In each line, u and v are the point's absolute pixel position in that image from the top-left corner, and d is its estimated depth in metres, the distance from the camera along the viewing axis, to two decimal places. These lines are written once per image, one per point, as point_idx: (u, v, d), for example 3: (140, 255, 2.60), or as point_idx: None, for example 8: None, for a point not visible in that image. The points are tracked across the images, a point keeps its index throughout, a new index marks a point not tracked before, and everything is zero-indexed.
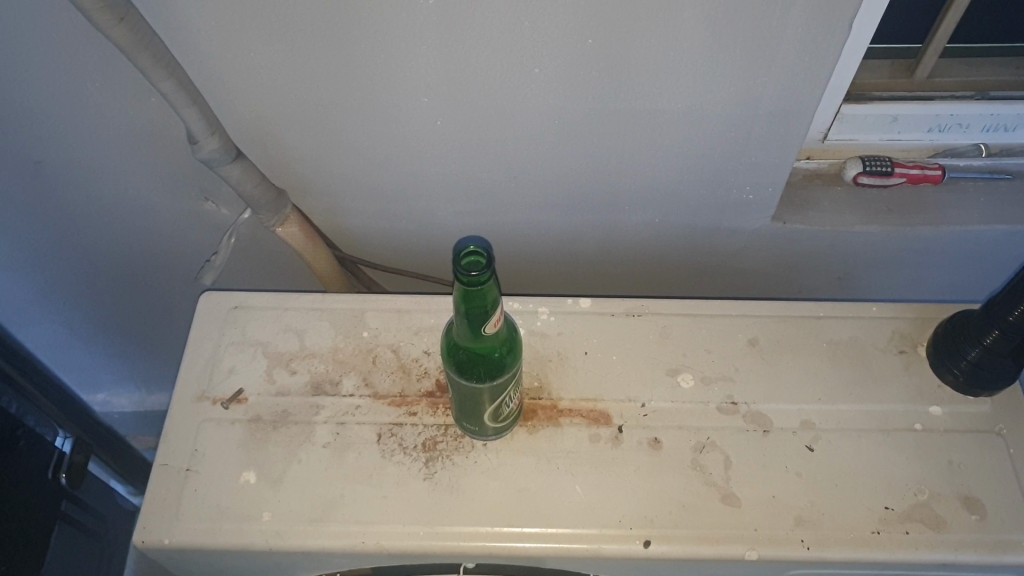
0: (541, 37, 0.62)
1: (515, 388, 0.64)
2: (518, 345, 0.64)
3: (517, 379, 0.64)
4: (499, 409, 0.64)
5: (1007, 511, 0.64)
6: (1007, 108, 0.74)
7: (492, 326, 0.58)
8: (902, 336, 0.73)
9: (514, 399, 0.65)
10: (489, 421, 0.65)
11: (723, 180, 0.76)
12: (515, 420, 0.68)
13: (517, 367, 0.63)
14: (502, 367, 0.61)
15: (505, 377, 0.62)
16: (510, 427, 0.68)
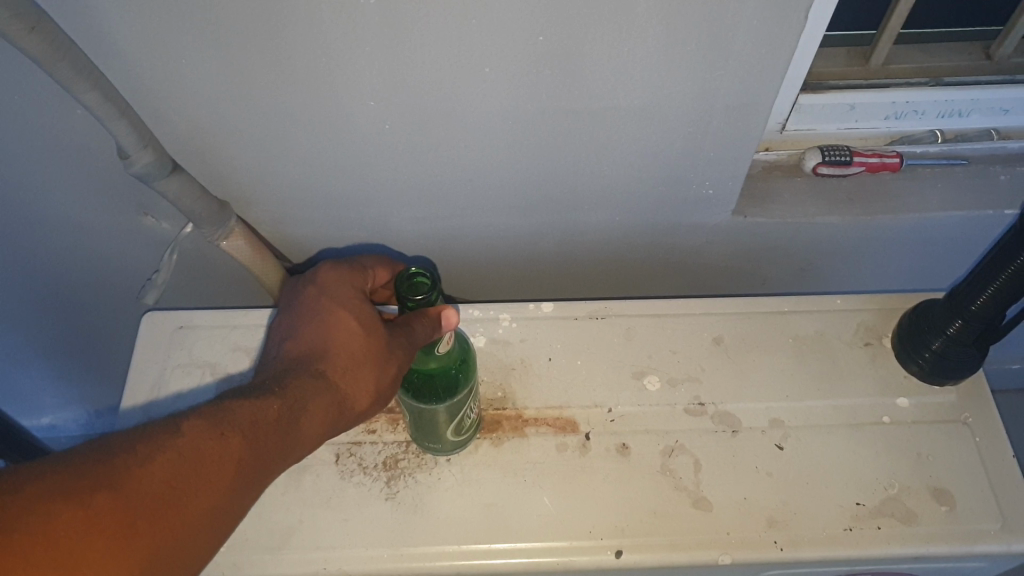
0: (491, 37, 0.59)
1: (473, 405, 0.62)
2: (473, 359, 0.62)
3: (474, 396, 0.62)
4: (457, 427, 0.62)
5: (976, 499, 0.63)
6: (962, 94, 0.73)
7: (442, 346, 0.56)
8: (868, 328, 0.73)
9: (472, 414, 0.63)
10: (448, 439, 0.63)
11: (684, 175, 0.74)
12: (474, 433, 0.66)
13: (473, 382, 0.61)
14: (458, 387, 0.59)
15: (462, 396, 0.59)
16: (468, 440, 0.66)
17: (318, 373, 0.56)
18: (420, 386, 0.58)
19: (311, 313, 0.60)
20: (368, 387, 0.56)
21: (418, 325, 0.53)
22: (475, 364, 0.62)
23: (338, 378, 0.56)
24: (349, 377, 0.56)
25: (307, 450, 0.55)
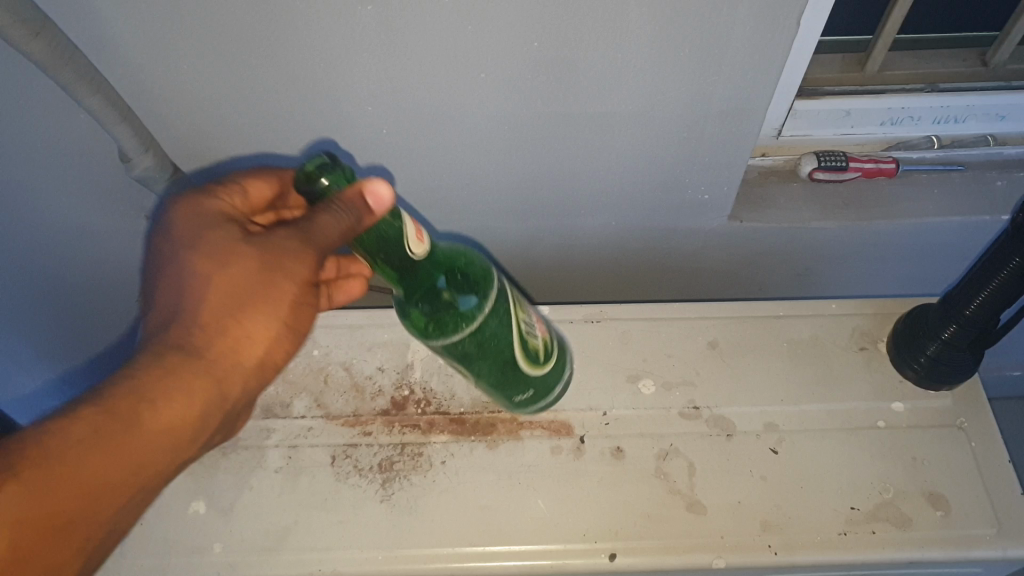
0: (486, 43, 0.60)
1: (519, 331, 0.57)
2: (495, 280, 0.56)
3: (513, 321, 0.56)
4: (514, 359, 0.57)
5: (972, 505, 0.63)
6: (956, 100, 0.73)
7: (419, 241, 0.51)
8: (863, 333, 0.73)
9: (529, 344, 0.58)
10: (520, 381, 0.60)
11: (679, 181, 0.75)
12: (553, 365, 0.63)
13: (498, 303, 0.55)
14: (471, 314, 0.54)
15: (478, 322, 0.54)
16: (553, 382, 0.65)
17: (184, 338, 0.50)
18: (430, 317, 0.54)
19: (170, 266, 0.53)
20: (270, 314, 0.53)
21: (335, 208, 0.48)
22: (499, 286, 0.56)
23: (212, 335, 0.51)
24: (238, 312, 0.51)
25: (169, 442, 0.49)
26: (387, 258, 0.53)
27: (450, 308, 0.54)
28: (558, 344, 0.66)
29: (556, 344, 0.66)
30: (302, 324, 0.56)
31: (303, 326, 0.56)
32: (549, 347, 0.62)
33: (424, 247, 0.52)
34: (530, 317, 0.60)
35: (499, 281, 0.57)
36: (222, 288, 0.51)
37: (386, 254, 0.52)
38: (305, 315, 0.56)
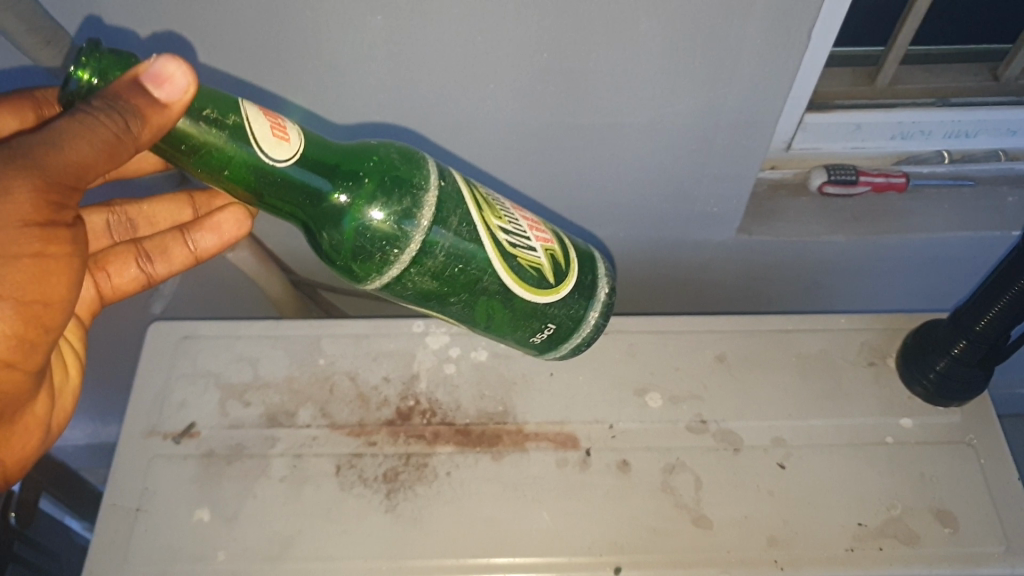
0: (496, 52, 0.60)
1: (491, 253, 0.51)
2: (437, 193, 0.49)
3: (472, 241, 0.50)
4: (490, 285, 0.52)
5: (980, 522, 0.63)
6: (968, 114, 0.73)
7: (277, 134, 0.47)
8: (872, 348, 0.72)
9: (513, 264, 0.52)
10: (508, 312, 0.54)
11: (688, 193, 0.75)
12: (571, 288, 0.56)
13: (441, 224, 0.49)
14: (400, 239, 0.48)
15: (408, 252, 0.49)
16: (582, 308, 0.57)
17: None
18: (352, 253, 0.49)
19: None
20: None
21: (99, 107, 0.44)
22: (442, 201, 0.50)
23: None
24: None
25: None
26: (256, 186, 0.47)
27: (374, 239, 0.48)
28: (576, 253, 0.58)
29: (578, 256, 0.58)
30: (54, 296, 0.50)
31: (54, 303, 0.51)
32: (554, 262, 0.55)
33: (291, 145, 0.47)
34: (519, 231, 0.54)
35: (443, 193, 0.50)
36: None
37: (248, 182, 0.47)
38: (56, 283, 0.50)
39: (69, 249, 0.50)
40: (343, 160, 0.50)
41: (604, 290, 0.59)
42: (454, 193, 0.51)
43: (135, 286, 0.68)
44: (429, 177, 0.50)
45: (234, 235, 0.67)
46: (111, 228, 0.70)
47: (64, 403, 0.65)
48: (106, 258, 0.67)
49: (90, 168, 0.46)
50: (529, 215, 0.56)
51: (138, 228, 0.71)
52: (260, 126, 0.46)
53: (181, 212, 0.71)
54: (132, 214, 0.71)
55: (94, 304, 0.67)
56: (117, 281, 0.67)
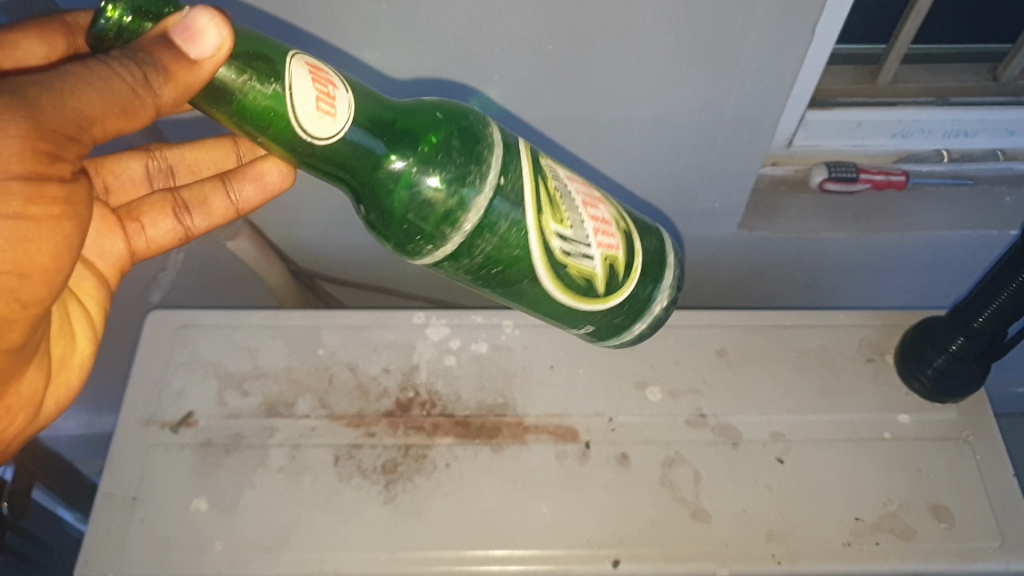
0: (500, 42, 0.59)
1: (538, 260, 0.49)
2: (495, 193, 0.46)
3: (522, 247, 0.48)
4: (529, 288, 0.50)
5: (976, 517, 0.63)
6: (968, 114, 0.73)
7: (327, 103, 0.43)
8: (871, 344, 0.72)
9: (560, 274, 0.50)
10: (551, 311, 0.53)
11: (689, 188, 0.75)
12: (621, 299, 0.54)
13: (493, 227, 0.47)
14: (436, 238, 0.46)
15: (454, 240, 0.46)
16: (637, 305, 0.56)
17: None
18: (400, 229, 0.46)
19: None
20: None
21: (118, 59, 0.41)
22: (500, 202, 0.46)
23: None
24: None
25: None
26: (302, 150, 0.44)
27: (420, 219, 0.46)
28: (642, 259, 0.55)
29: (643, 263, 0.56)
30: (32, 264, 0.47)
31: (30, 273, 0.47)
32: (609, 273, 0.52)
33: (333, 120, 0.43)
34: (580, 239, 0.50)
35: (501, 194, 0.46)
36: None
37: (296, 147, 0.43)
38: (36, 251, 0.46)
39: (56, 213, 0.46)
40: (411, 126, 0.47)
41: (666, 290, 0.58)
42: (516, 193, 0.47)
43: (172, 239, 0.65)
44: (495, 172, 0.46)
45: (277, 185, 0.64)
46: (151, 175, 0.67)
47: (69, 376, 0.61)
48: (139, 208, 0.64)
49: (95, 122, 0.42)
50: (601, 216, 0.52)
51: (177, 176, 0.68)
52: (302, 97, 0.42)
53: (223, 161, 0.69)
54: (174, 160, 0.67)
55: (123, 264, 0.64)
56: (151, 233, 0.64)
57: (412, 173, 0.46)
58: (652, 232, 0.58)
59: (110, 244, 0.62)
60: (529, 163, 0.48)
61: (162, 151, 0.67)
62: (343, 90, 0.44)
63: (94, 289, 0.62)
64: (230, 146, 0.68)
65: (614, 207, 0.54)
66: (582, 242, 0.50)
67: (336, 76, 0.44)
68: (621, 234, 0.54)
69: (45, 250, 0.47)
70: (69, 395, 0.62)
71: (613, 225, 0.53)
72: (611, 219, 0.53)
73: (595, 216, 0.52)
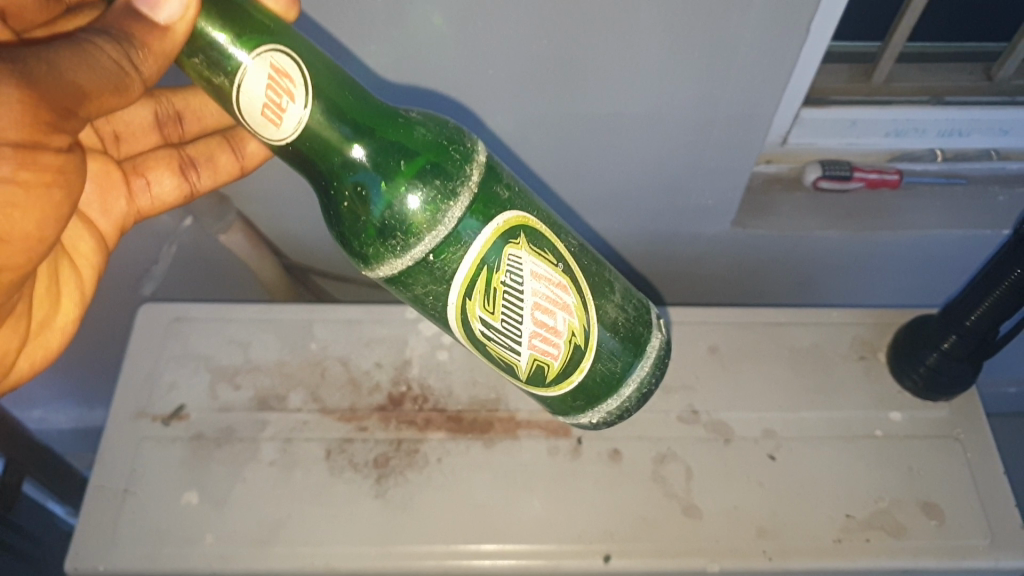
0: (494, 37, 0.59)
1: (450, 326, 0.48)
2: (417, 263, 0.44)
3: (435, 311, 0.47)
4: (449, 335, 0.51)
5: (967, 515, 0.63)
6: (961, 113, 0.74)
7: (289, 98, 0.41)
8: (863, 342, 0.72)
9: (476, 346, 0.49)
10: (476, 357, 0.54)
11: (683, 185, 0.75)
12: (547, 396, 0.53)
13: (407, 286, 0.46)
14: (372, 258, 0.45)
15: (369, 274, 0.46)
16: (578, 406, 0.54)
17: None
18: (340, 240, 0.47)
19: None
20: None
21: (103, 38, 0.44)
22: (422, 271, 0.45)
23: None
24: None
25: None
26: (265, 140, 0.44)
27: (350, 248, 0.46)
28: (587, 378, 0.52)
29: (596, 374, 0.52)
30: (14, 233, 0.48)
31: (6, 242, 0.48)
32: (536, 372, 0.51)
33: (276, 129, 0.42)
34: (509, 333, 0.48)
35: (425, 265, 0.45)
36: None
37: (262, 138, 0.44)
38: (20, 218, 0.48)
39: (45, 180, 0.48)
40: (385, 156, 0.45)
41: (632, 386, 0.54)
42: (442, 270, 0.45)
43: (177, 196, 0.67)
44: (422, 247, 0.44)
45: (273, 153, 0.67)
46: (158, 120, 0.67)
47: (48, 340, 0.61)
48: (146, 164, 0.67)
49: (91, 97, 0.44)
50: (552, 323, 0.49)
51: (184, 121, 0.68)
52: (247, 100, 0.41)
53: (224, 114, 0.69)
54: (179, 106, 0.67)
55: (126, 222, 0.66)
56: (156, 189, 0.67)
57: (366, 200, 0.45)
58: (640, 336, 0.54)
59: (114, 202, 0.65)
60: (483, 250, 0.45)
61: (167, 96, 0.66)
62: (302, 104, 0.42)
63: (89, 253, 0.64)
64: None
65: (585, 314, 0.50)
66: (507, 337, 0.48)
67: (303, 87, 0.42)
68: (571, 347, 0.50)
69: (27, 219, 0.48)
70: (48, 358, 0.62)
71: (563, 333, 0.50)
72: (567, 330, 0.50)
73: (543, 322, 0.48)
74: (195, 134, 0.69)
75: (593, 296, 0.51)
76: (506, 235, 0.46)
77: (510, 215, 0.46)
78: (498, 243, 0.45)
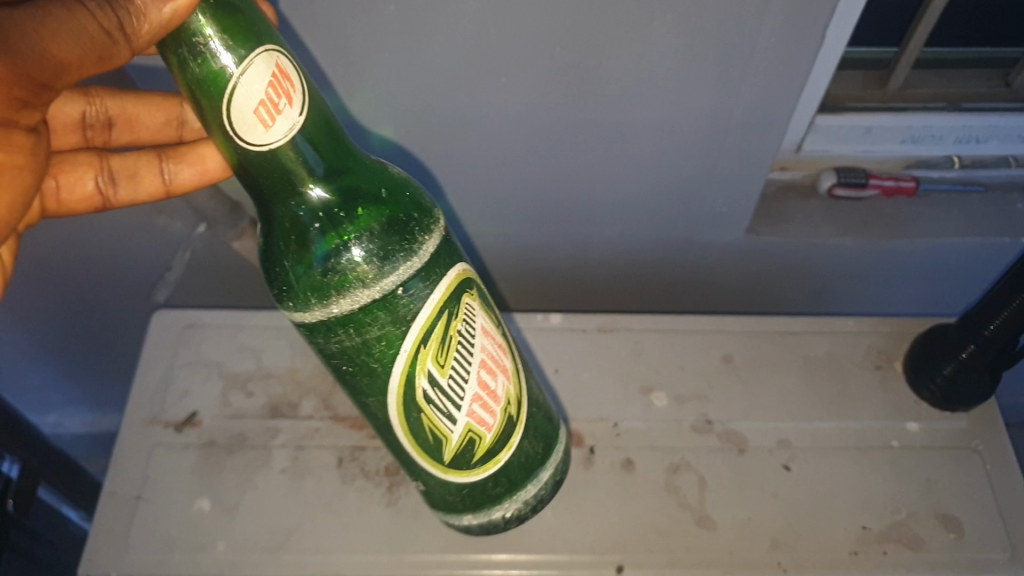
0: (506, 46, 0.59)
1: (390, 387, 0.44)
2: (386, 295, 0.42)
3: (381, 364, 0.44)
4: (376, 408, 0.46)
5: (986, 529, 0.62)
6: (979, 121, 0.73)
7: (284, 102, 0.38)
8: (879, 351, 0.72)
9: (410, 415, 0.46)
10: (390, 443, 0.49)
11: (697, 193, 0.74)
12: (467, 481, 0.50)
13: (361, 328, 0.43)
14: (327, 292, 0.42)
15: (318, 313, 0.43)
16: (497, 493, 0.51)
17: None
18: (293, 271, 0.43)
19: None
20: None
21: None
22: (385, 310, 0.42)
23: None
24: None
25: None
26: (225, 147, 0.40)
27: (297, 278, 0.43)
28: (511, 459, 0.50)
29: (520, 454, 0.51)
30: None
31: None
32: (465, 447, 0.48)
33: (265, 132, 0.38)
34: (452, 395, 0.46)
35: (388, 302, 0.42)
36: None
37: (230, 150, 0.40)
38: None
39: (23, 161, 0.49)
40: (363, 191, 0.44)
41: (550, 471, 0.55)
42: (404, 309, 0.43)
43: (89, 203, 0.63)
44: (394, 278, 0.42)
45: (216, 171, 0.63)
46: (86, 121, 0.64)
47: None
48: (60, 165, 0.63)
49: (67, 68, 0.43)
50: (492, 387, 0.48)
51: (116, 128, 0.64)
52: (246, 96, 0.37)
53: (163, 130, 0.65)
54: (112, 111, 0.63)
55: (33, 215, 0.62)
56: (67, 191, 0.62)
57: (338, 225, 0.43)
58: (551, 433, 0.55)
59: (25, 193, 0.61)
60: (445, 297, 0.44)
61: (102, 97, 0.63)
62: (298, 110, 0.39)
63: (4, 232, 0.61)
64: (175, 110, 0.64)
65: (517, 382, 0.50)
66: (450, 398, 0.46)
67: (300, 93, 0.39)
68: (505, 417, 0.49)
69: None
70: None
71: (501, 402, 0.49)
72: (505, 397, 0.49)
73: (485, 384, 0.47)
74: (125, 142, 0.65)
75: (521, 368, 0.52)
76: (464, 287, 0.46)
77: (468, 268, 0.47)
78: (460, 290, 0.45)
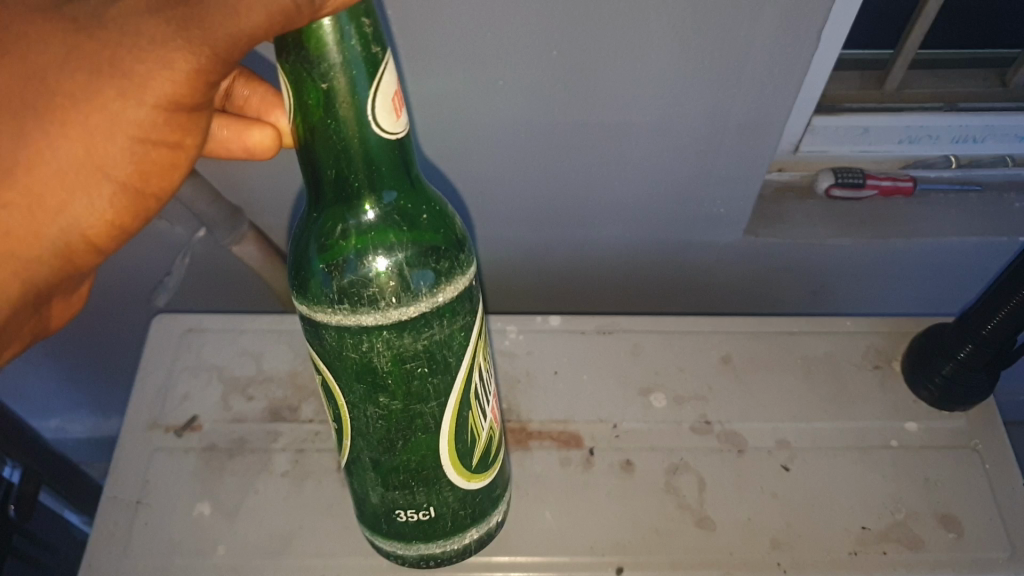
0: (503, 46, 0.60)
1: (460, 380, 0.47)
2: (468, 287, 0.46)
3: (457, 358, 0.46)
4: (430, 415, 0.47)
5: (986, 528, 0.62)
6: (976, 120, 0.73)
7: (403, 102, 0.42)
8: (878, 351, 0.72)
9: (466, 411, 0.48)
10: (420, 462, 0.48)
11: (696, 195, 0.75)
12: (484, 484, 0.53)
13: (452, 318, 0.45)
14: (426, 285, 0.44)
15: (420, 307, 0.43)
16: (496, 495, 0.56)
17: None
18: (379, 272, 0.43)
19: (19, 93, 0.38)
20: (110, 161, 0.40)
21: None
22: (469, 299, 0.46)
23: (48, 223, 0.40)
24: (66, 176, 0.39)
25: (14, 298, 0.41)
26: (353, 142, 0.40)
27: (384, 278, 0.43)
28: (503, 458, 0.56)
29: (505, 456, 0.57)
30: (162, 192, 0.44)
31: (35, 246, 0.40)
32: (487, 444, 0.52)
33: (395, 119, 0.40)
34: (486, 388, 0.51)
35: (469, 293, 0.46)
36: (24, 69, 0.38)
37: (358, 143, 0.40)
38: (167, 178, 0.43)
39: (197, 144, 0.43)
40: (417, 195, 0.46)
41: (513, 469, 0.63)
42: (477, 299, 0.47)
43: None
44: (472, 270, 0.46)
45: (259, 151, 0.57)
46: None
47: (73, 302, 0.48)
48: None
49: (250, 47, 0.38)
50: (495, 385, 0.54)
51: None
52: (390, 81, 0.39)
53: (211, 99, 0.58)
54: None
55: None
56: None
57: (420, 224, 0.45)
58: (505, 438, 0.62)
59: None
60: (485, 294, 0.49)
61: None
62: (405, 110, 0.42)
63: None
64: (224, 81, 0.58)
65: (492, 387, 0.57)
66: (486, 391, 0.51)
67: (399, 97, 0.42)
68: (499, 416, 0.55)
69: (86, 216, 0.41)
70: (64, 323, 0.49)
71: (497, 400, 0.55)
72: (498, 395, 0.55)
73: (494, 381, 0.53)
74: None
75: None
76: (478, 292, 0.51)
77: None
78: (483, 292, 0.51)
